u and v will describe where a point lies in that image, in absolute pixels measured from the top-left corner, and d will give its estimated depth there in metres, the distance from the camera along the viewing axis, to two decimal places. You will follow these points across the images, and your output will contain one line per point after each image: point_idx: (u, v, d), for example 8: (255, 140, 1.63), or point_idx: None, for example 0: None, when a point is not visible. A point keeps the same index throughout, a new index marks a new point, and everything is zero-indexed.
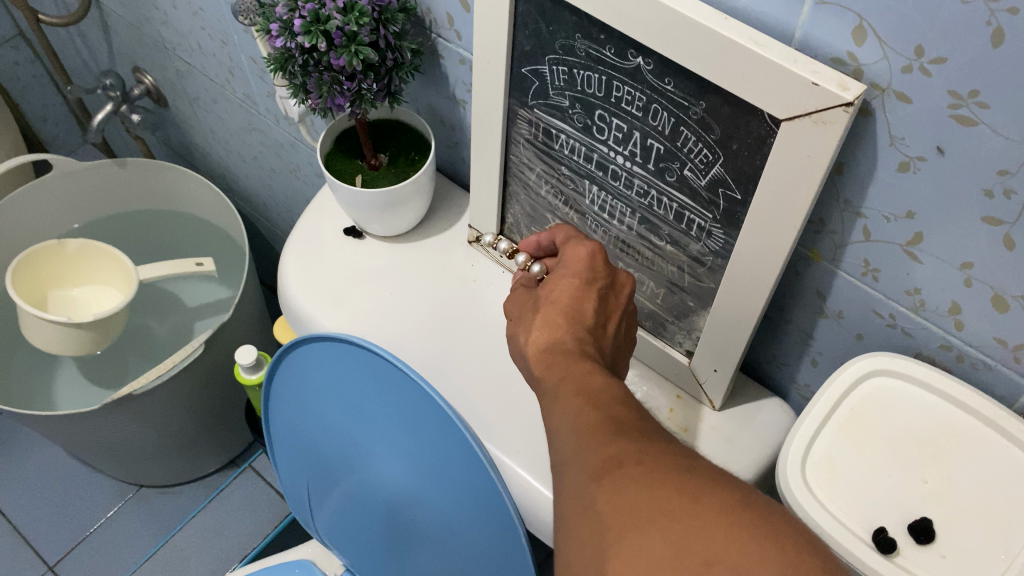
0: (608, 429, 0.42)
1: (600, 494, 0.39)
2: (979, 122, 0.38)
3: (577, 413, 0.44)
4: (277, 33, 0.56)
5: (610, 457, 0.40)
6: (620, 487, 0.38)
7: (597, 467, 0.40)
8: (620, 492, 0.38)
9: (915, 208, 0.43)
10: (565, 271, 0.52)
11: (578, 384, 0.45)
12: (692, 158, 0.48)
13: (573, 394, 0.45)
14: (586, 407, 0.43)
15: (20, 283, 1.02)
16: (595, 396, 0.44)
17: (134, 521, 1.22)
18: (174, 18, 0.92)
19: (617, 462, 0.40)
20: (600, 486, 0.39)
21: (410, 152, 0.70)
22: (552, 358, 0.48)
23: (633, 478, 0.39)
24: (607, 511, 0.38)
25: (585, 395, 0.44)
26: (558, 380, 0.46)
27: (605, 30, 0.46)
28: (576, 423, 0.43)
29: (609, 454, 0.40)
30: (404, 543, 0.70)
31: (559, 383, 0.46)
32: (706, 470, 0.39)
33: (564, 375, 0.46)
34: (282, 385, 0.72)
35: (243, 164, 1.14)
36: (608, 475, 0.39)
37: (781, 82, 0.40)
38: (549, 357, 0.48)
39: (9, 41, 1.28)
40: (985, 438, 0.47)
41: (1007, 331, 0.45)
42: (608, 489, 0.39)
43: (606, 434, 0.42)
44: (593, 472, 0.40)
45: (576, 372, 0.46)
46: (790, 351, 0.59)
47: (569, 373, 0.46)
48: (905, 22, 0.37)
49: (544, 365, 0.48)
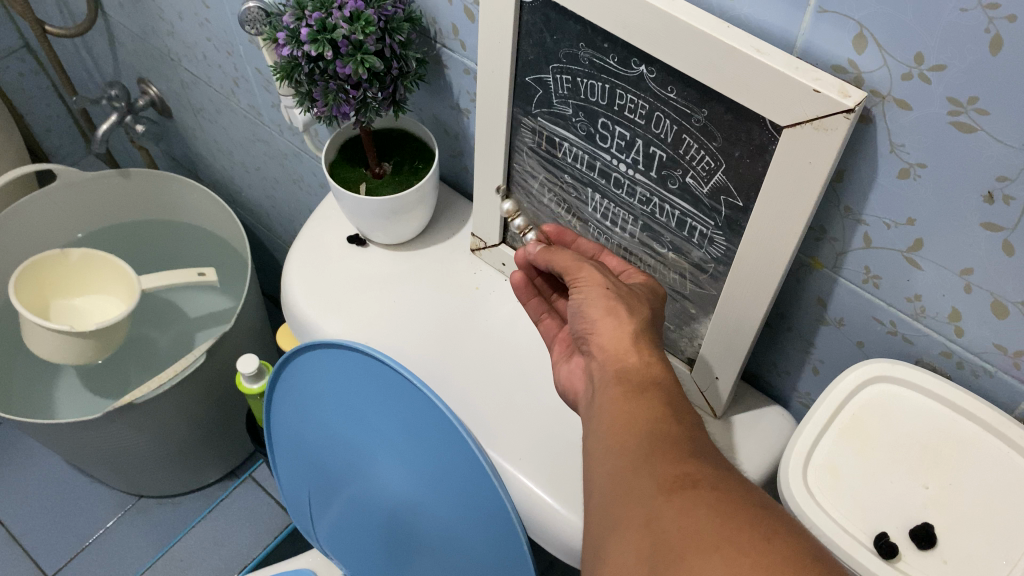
0: (687, 447, 0.42)
1: (668, 508, 0.39)
2: (978, 128, 0.38)
3: (656, 417, 0.44)
4: (284, 41, 0.57)
5: (684, 475, 0.41)
6: (690, 507, 0.38)
7: (669, 481, 0.40)
8: (689, 511, 0.38)
9: (915, 215, 0.44)
10: (653, 291, 0.52)
11: (666, 393, 0.46)
12: (694, 166, 0.48)
13: (660, 401, 0.45)
14: (668, 419, 0.44)
15: (23, 291, 1.02)
16: (679, 413, 0.45)
17: (132, 532, 1.22)
18: (180, 29, 0.93)
19: (693, 482, 0.40)
20: (670, 500, 0.39)
21: (414, 160, 0.70)
22: (651, 359, 0.48)
23: (706, 500, 0.39)
24: (672, 528, 0.38)
25: (669, 406, 0.45)
26: (656, 382, 0.47)
27: (609, 39, 0.47)
28: (652, 431, 0.43)
29: (684, 472, 0.41)
30: (404, 551, 0.70)
31: (649, 385, 0.47)
32: (780, 511, 0.39)
33: (662, 381, 0.47)
34: (284, 392, 0.72)
35: (247, 175, 1.14)
36: (680, 491, 0.40)
37: (782, 89, 0.40)
38: (648, 355, 0.48)
39: (15, 53, 1.30)
40: (985, 444, 0.47)
41: (1007, 338, 0.45)
42: (677, 506, 0.39)
43: (683, 453, 0.42)
44: (664, 485, 0.40)
45: (668, 382, 0.47)
46: (791, 359, 0.59)
47: (664, 381, 0.47)
48: (905, 30, 0.37)
49: (638, 358, 0.48)
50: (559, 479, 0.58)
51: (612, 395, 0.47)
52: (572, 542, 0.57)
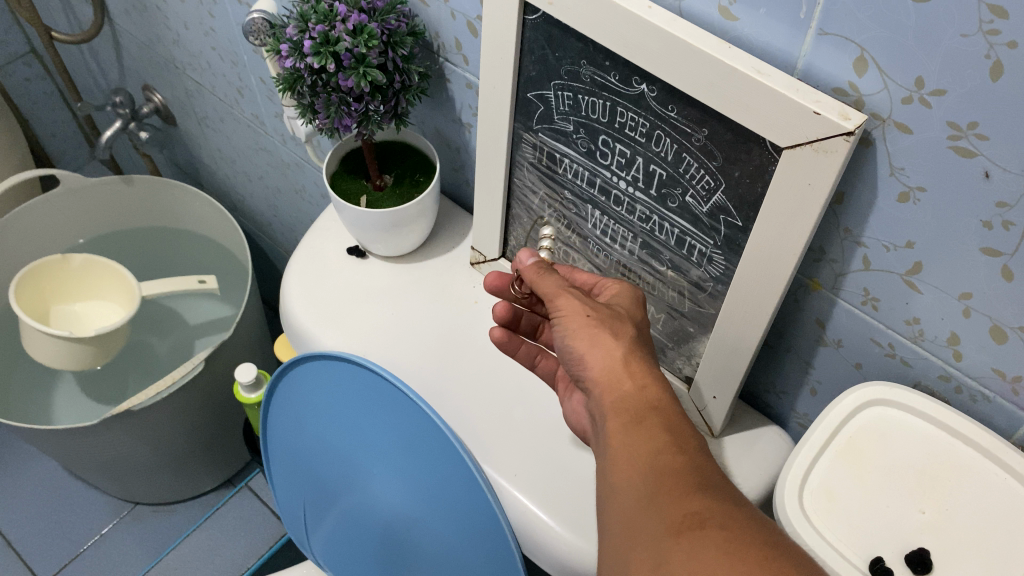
0: (694, 480, 0.42)
1: (677, 552, 0.39)
2: (978, 153, 0.38)
3: (661, 449, 0.44)
4: (288, 53, 0.57)
5: (691, 514, 0.40)
6: (699, 550, 0.39)
7: (677, 521, 0.40)
8: (698, 555, 0.38)
9: (914, 238, 0.44)
10: (636, 300, 0.52)
11: (665, 418, 0.46)
12: (694, 184, 0.48)
13: (661, 429, 0.45)
14: (670, 449, 0.44)
15: (24, 297, 1.02)
16: (682, 439, 0.45)
17: (125, 539, 1.21)
18: (186, 38, 0.93)
19: (701, 522, 0.40)
20: (678, 543, 0.39)
21: (415, 173, 0.70)
22: (645, 382, 0.47)
23: (714, 541, 0.39)
24: (681, 572, 0.38)
25: (672, 433, 0.45)
26: (654, 406, 0.46)
27: (611, 57, 0.47)
28: (655, 463, 0.43)
29: (691, 510, 0.41)
30: (399, 566, 0.70)
31: (648, 411, 0.46)
32: (792, 547, 0.39)
33: (660, 404, 0.46)
34: (281, 403, 0.72)
35: (249, 183, 1.14)
36: (688, 533, 0.40)
37: (782, 110, 0.40)
38: (641, 378, 0.47)
39: (21, 58, 1.30)
40: (983, 469, 0.47)
41: (1006, 363, 0.45)
42: (686, 550, 0.39)
43: (691, 486, 0.42)
44: (671, 527, 0.40)
45: (665, 404, 0.46)
46: (789, 380, 0.59)
47: (661, 404, 0.46)
48: (906, 54, 0.38)
49: (633, 383, 0.47)
50: (554, 495, 0.58)
51: (613, 429, 0.46)
52: (565, 560, 0.57)
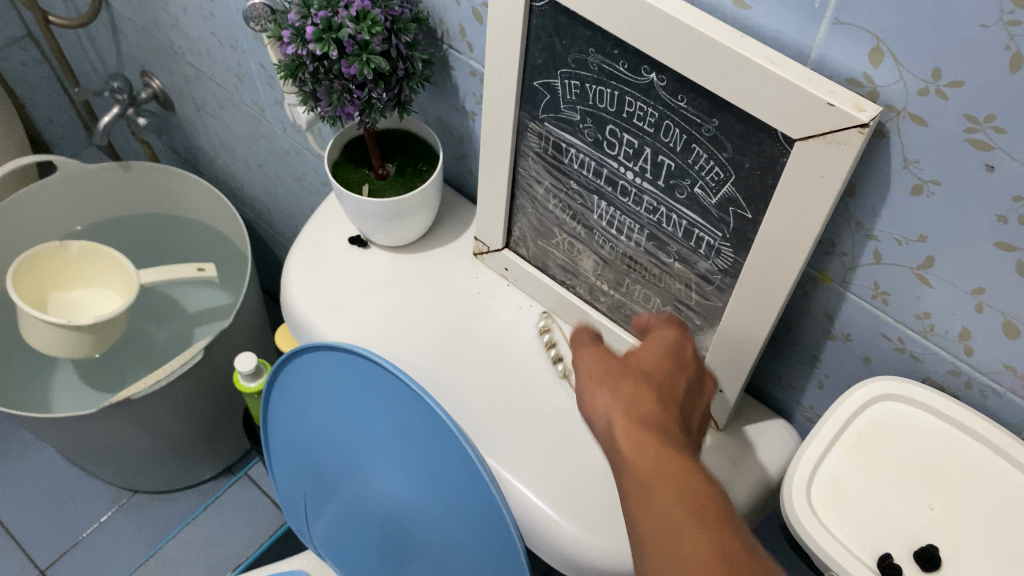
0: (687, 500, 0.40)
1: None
2: (995, 146, 0.38)
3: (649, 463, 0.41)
4: (289, 39, 0.56)
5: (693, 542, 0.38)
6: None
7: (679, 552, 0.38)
8: None
9: (927, 232, 0.43)
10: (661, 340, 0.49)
11: (649, 434, 0.43)
12: (703, 176, 0.47)
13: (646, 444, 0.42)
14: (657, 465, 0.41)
15: (22, 283, 1.01)
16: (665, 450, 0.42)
17: (124, 527, 1.21)
18: (185, 23, 0.92)
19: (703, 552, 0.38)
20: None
21: (418, 162, 0.69)
22: (626, 403, 0.44)
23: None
24: None
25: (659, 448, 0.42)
26: (635, 422, 0.43)
27: (619, 45, 0.46)
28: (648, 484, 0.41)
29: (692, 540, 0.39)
30: (402, 556, 0.69)
31: (632, 425, 0.43)
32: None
33: (641, 420, 0.43)
34: (282, 393, 0.71)
35: (249, 171, 1.13)
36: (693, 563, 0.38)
37: (795, 101, 0.40)
38: (622, 402, 0.45)
39: (18, 42, 1.29)
40: (993, 465, 0.47)
41: (1017, 358, 0.44)
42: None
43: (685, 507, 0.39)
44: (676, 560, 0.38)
45: (649, 418, 0.44)
46: (796, 373, 0.58)
47: (641, 419, 0.43)
48: (924, 45, 0.37)
49: (613, 407, 0.45)
50: (558, 488, 0.57)
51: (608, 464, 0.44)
52: (569, 554, 0.56)
